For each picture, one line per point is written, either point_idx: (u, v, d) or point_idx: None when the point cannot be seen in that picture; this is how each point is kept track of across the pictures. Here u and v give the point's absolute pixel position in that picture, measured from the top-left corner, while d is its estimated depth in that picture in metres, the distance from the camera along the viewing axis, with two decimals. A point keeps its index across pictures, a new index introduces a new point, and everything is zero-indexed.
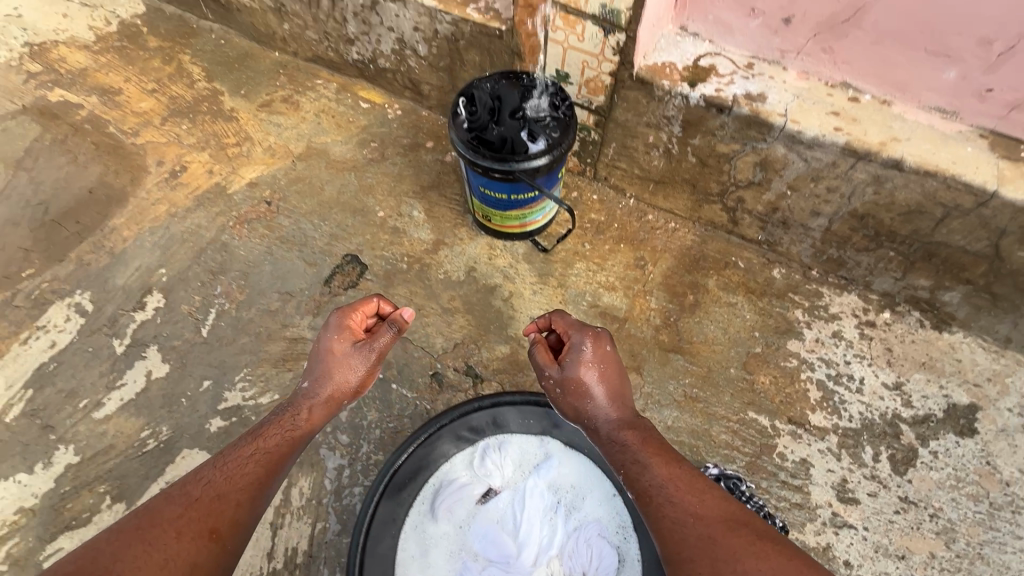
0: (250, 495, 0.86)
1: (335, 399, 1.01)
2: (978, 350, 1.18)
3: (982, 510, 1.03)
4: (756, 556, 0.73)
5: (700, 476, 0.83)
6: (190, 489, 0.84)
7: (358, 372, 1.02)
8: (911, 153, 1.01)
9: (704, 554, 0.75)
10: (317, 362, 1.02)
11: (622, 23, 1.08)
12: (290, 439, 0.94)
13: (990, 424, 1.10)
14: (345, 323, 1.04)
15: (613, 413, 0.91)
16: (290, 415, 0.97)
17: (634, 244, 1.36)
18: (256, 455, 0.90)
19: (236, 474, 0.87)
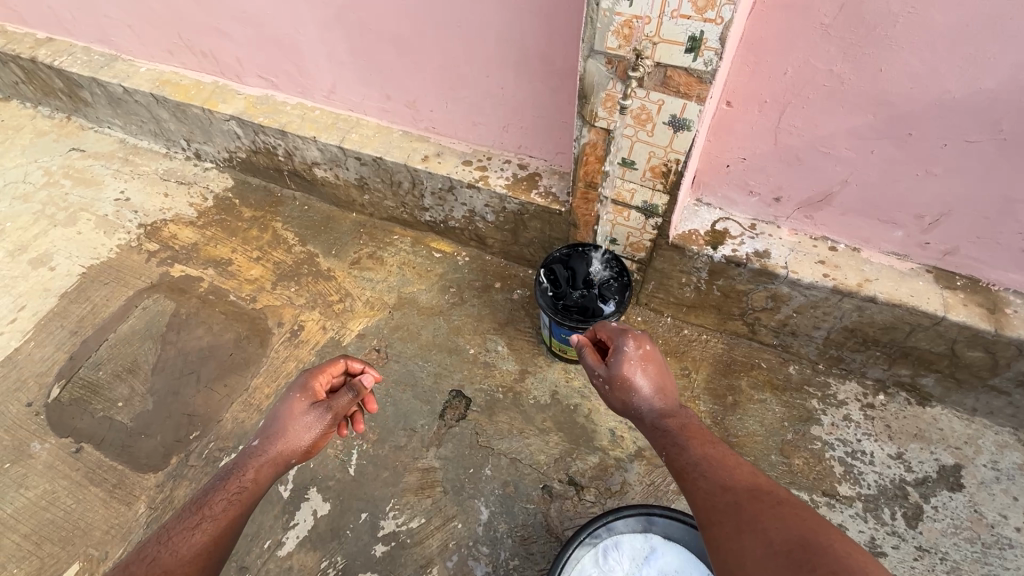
0: (196, 564, 1.00)
1: (288, 454, 1.23)
2: (953, 419, 1.54)
3: (977, 550, 1.36)
4: (775, 514, 0.89)
5: (731, 456, 1.06)
6: (134, 568, 0.97)
7: (309, 431, 1.26)
8: (881, 290, 1.40)
9: (731, 514, 0.92)
10: (276, 423, 1.26)
11: (659, 212, 1.47)
12: (238, 499, 1.10)
13: (973, 479, 1.45)
14: (309, 385, 1.32)
15: (654, 398, 1.22)
16: (237, 476, 1.14)
17: (677, 356, 1.72)
18: (201, 523, 1.05)
19: (183, 546, 1.01)
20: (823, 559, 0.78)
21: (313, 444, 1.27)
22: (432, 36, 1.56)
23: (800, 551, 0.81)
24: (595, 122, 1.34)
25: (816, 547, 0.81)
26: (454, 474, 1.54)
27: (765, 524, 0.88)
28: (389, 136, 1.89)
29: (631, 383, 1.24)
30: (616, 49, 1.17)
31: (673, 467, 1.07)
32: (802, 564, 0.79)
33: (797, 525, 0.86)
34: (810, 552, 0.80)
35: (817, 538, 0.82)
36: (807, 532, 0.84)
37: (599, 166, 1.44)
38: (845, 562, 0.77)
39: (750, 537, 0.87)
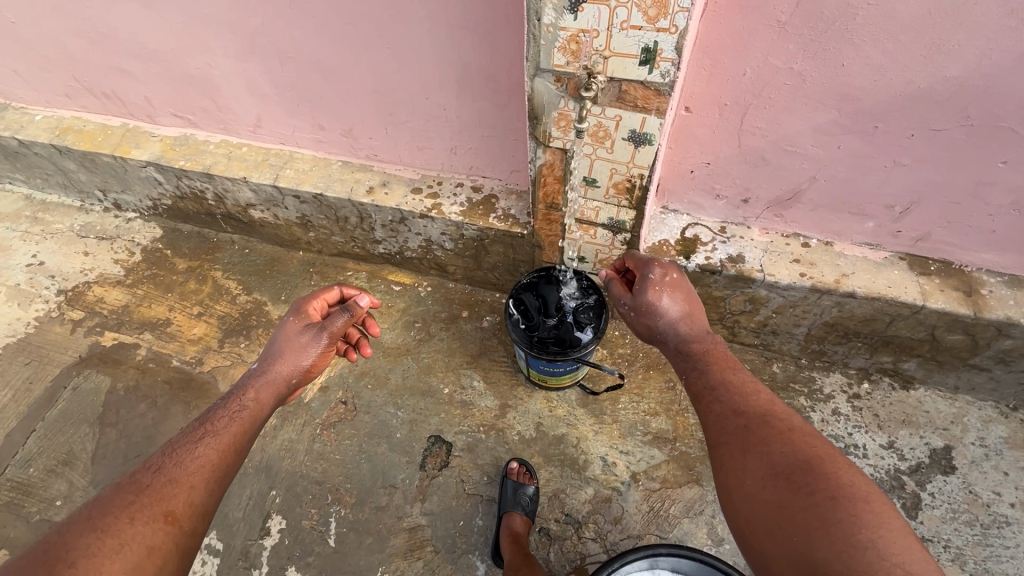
0: (201, 478, 1.03)
1: (285, 378, 1.28)
2: (937, 399, 1.54)
3: (977, 532, 1.36)
4: (784, 437, 0.93)
5: (751, 382, 1.08)
6: (141, 478, 1.00)
7: (307, 355, 1.32)
8: (860, 285, 1.36)
9: (741, 436, 0.97)
10: (274, 347, 1.32)
11: (627, 227, 1.38)
12: (239, 418, 1.15)
13: (963, 459, 1.45)
14: (303, 310, 1.38)
15: (680, 321, 1.23)
16: (237, 398, 1.19)
17: (660, 369, 1.66)
18: (205, 438, 1.09)
19: (186, 461, 1.04)
20: (825, 485, 0.84)
21: (311, 368, 1.33)
22: (361, 60, 1.42)
23: (802, 474, 0.87)
24: (549, 142, 1.23)
25: (819, 472, 0.86)
26: (443, 530, 1.43)
27: (772, 446, 0.93)
28: (328, 169, 1.74)
29: (657, 307, 1.24)
30: (564, 65, 1.06)
31: (690, 389, 1.11)
32: (803, 488, 0.85)
33: (806, 450, 0.90)
34: (811, 476, 0.86)
35: (821, 463, 0.88)
36: (814, 457, 0.89)
37: (558, 186, 1.34)
38: (843, 488, 0.83)
39: (754, 456, 0.93)
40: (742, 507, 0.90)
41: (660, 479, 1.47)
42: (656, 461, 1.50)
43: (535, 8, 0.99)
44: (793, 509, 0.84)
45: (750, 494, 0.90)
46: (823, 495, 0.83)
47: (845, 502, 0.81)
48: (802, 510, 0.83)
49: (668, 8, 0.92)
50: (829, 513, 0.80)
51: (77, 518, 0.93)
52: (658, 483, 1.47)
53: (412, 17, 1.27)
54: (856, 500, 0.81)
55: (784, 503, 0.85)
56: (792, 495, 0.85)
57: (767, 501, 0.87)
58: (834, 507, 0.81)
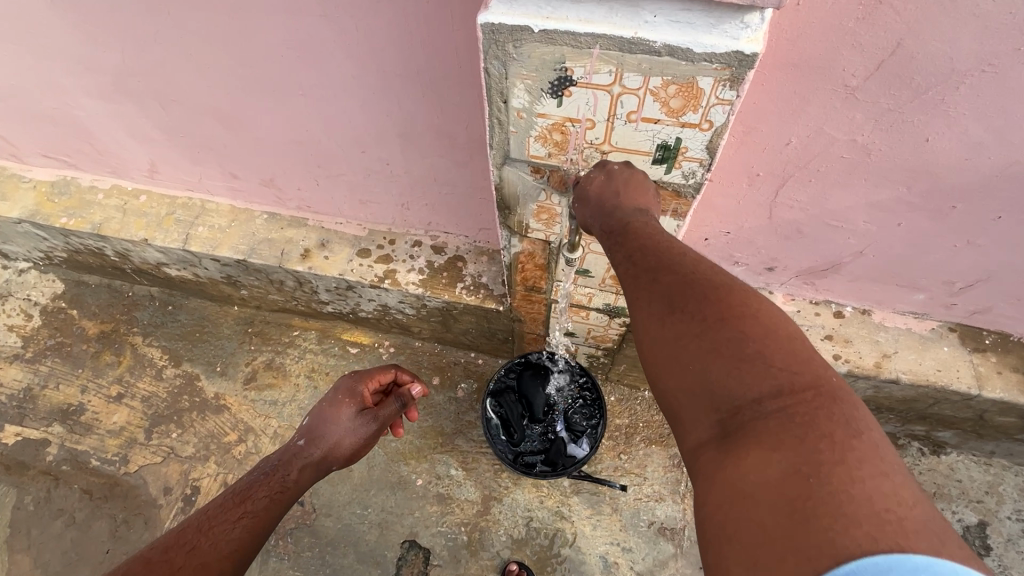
0: (233, 561, 0.81)
1: (325, 462, 1.05)
2: (971, 465, 1.38)
3: None
4: (767, 330, 0.52)
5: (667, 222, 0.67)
6: (172, 553, 0.78)
7: (355, 438, 1.10)
8: (903, 369, 1.14)
9: (688, 326, 0.55)
10: (318, 420, 1.09)
11: (627, 313, 1.11)
12: (280, 503, 0.94)
13: (999, 537, 1.31)
14: (358, 389, 1.13)
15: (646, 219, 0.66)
16: (280, 475, 0.98)
17: (663, 441, 1.45)
18: (245, 517, 0.88)
19: (223, 541, 0.82)
20: (861, 465, 0.44)
21: (353, 453, 1.11)
22: (269, 107, 1.06)
23: (816, 435, 0.46)
24: (527, 233, 0.93)
25: (852, 443, 0.45)
26: None
27: (749, 351, 0.51)
28: (252, 225, 1.39)
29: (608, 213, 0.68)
30: (544, 157, 0.75)
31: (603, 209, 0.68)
32: (824, 459, 0.44)
33: (815, 376, 0.50)
34: (841, 446, 0.45)
35: (855, 426, 0.47)
36: (826, 392, 0.49)
37: (541, 272, 1.05)
38: (891, 480, 0.44)
39: (722, 370, 0.52)
40: (722, 493, 0.48)
41: None
42: (663, 558, 1.33)
43: (500, 88, 0.67)
44: (804, 502, 0.43)
45: (734, 479, 0.47)
46: (854, 481, 0.43)
47: (891, 495, 0.43)
48: (822, 504, 0.42)
49: (700, 100, 0.61)
50: (869, 517, 0.41)
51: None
52: None
53: (330, 60, 0.91)
54: (915, 506, 0.43)
55: (793, 495, 0.44)
56: (807, 474, 0.44)
57: (758, 478, 0.46)
58: (878, 510, 0.41)
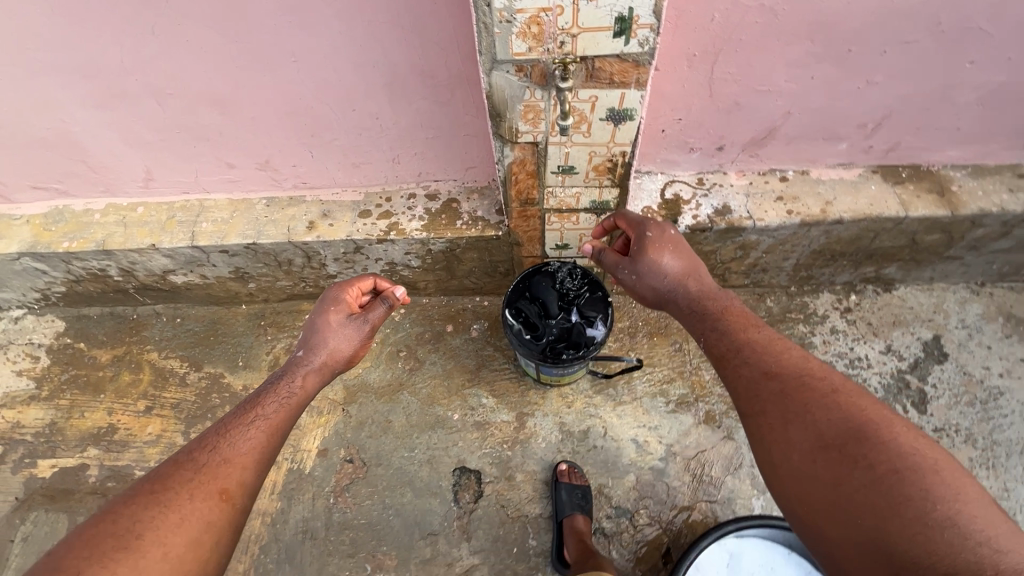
0: (252, 460, 0.97)
1: (328, 368, 1.16)
2: (916, 294, 1.62)
3: (978, 410, 1.46)
4: (883, 434, 0.80)
5: (778, 340, 1.02)
6: (197, 456, 0.93)
7: (352, 342, 1.19)
8: (845, 210, 1.35)
9: (830, 458, 0.80)
10: (316, 333, 1.18)
11: (611, 206, 1.28)
12: (291, 404, 1.07)
13: (951, 344, 1.55)
14: (341, 297, 1.22)
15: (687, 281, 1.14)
16: (288, 381, 1.10)
17: (663, 333, 1.62)
18: (256, 421, 1.01)
19: (241, 441, 0.97)
20: (956, 515, 0.69)
21: (353, 356, 1.21)
22: (263, 81, 1.17)
23: (923, 495, 0.72)
24: (517, 139, 1.08)
25: (950, 502, 0.71)
26: (498, 563, 1.36)
27: (877, 453, 0.77)
28: (253, 212, 1.48)
29: (658, 268, 1.14)
30: (525, 53, 0.90)
31: (712, 352, 1.04)
32: (928, 512, 0.70)
33: (921, 459, 0.76)
34: (939, 500, 0.71)
35: (953, 488, 0.72)
36: (930, 468, 0.74)
37: (532, 181, 1.20)
38: (975, 520, 0.69)
39: (857, 471, 0.77)
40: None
41: (693, 445, 1.47)
42: (686, 427, 1.49)
43: None
44: (931, 551, 0.67)
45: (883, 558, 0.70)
46: (954, 528, 0.68)
47: (976, 530, 0.68)
48: (940, 550, 0.67)
49: None
50: (969, 550, 0.66)
51: (141, 486, 0.89)
52: (692, 449, 1.46)
53: (320, 19, 1.04)
54: (994, 538, 0.67)
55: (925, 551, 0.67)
56: (925, 530, 0.69)
57: (895, 547, 0.69)
58: (973, 545, 0.67)
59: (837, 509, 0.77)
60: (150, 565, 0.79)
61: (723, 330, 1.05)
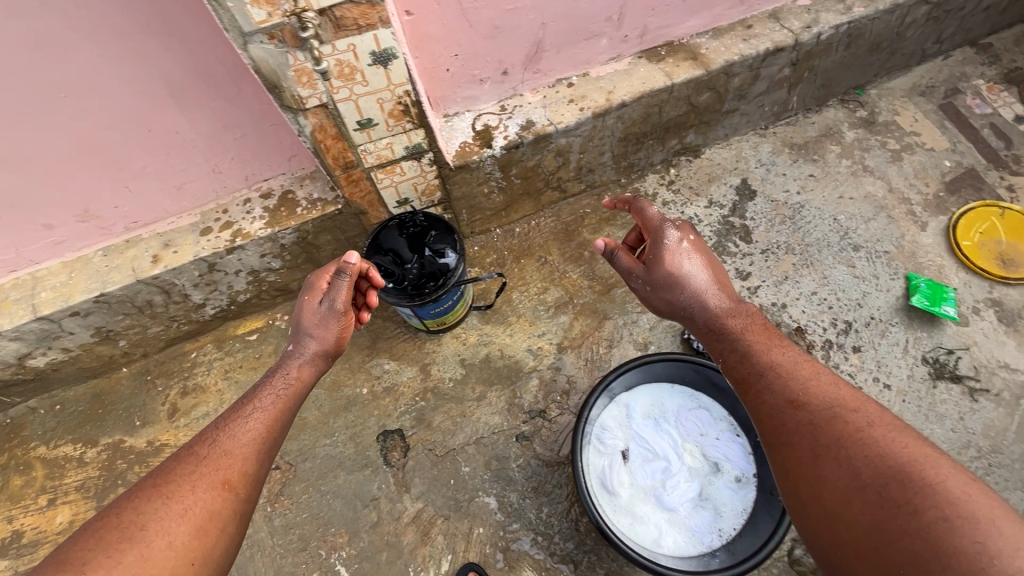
0: (255, 453, 1.00)
1: (319, 357, 1.16)
2: (720, 151, 1.87)
3: (789, 225, 1.73)
4: (924, 476, 0.77)
5: (806, 364, 1.03)
6: (198, 450, 0.96)
7: (337, 331, 1.18)
8: (624, 94, 1.55)
9: (860, 498, 0.81)
10: (300, 324, 1.18)
11: (425, 148, 1.40)
12: (289, 395, 1.09)
13: (757, 181, 1.81)
14: (317, 283, 1.19)
15: (707, 292, 1.16)
16: (282, 374, 1.12)
17: (528, 253, 1.77)
18: (252, 412, 1.03)
19: (240, 432, 1.00)
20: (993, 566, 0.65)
21: (340, 341, 1.19)
22: (42, 127, 1.18)
23: (955, 540, 0.69)
24: (305, 105, 1.17)
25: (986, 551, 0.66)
26: (440, 498, 1.44)
27: (912, 498, 0.76)
28: (92, 266, 1.46)
29: (675, 276, 1.17)
30: (267, 19, 0.98)
31: (735, 377, 1.07)
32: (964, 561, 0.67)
33: (961, 502, 0.72)
34: (974, 549, 0.67)
35: (995, 537, 0.67)
36: (967, 512, 0.71)
37: (342, 144, 1.29)
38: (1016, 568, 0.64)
39: (889, 519, 0.76)
40: None
41: (579, 335, 1.62)
42: (569, 323, 1.64)
43: None
44: None
45: None
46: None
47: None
48: None
49: None
50: None
51: (145, 482, 0.92)
52: (579, 339, 1.62)
53: (72, 48, 1.07)
54: None
55: None
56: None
57: None
58: None
59: (865, 551, 0.78)
60: (156, 552, 0.82)
61: (743, 356, 1.08)
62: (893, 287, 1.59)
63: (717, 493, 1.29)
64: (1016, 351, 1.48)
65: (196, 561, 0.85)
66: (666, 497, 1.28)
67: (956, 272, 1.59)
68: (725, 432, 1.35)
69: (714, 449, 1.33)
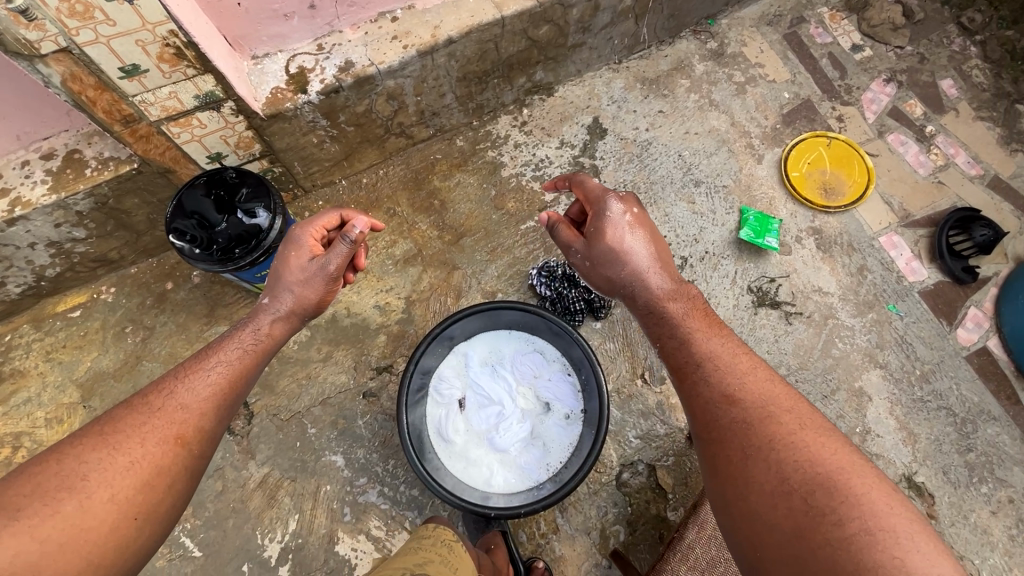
0: (212, 411, 0.91)
1: (294, 317, 1.08)
2: (573, 88, 1.82)
3: (637, 163, 1.73)
4: (857, 492, 0.74)
5: (744, 354, 0.98)
6: (152, 399, 0.88)
7: (319, 290, 1.09)
8: (451, 29, 1.44)
9: (786, 505, 0.76)
10: (280, 279, 1.08)
11: (221, 95, 1.25)
12: (254, 352, 1.01)
13: (608, 119, 1.78)
14: (304, 240, 1.10)
15: (647, 272, 1.11)
16: (253, 330, 1.04)
17: (376, 204, 1.68)
18: (215, 366, 0.96)
19: (198, 386, 0.92)
20: None
21: (322, 301, 1.11)
22: None
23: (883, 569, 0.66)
24: (40, 52, 1.01)
25: None
26: (287, 462, 1.43)
27: (842, 514, 0.72)
28: None
29: (615, 257, 1.12)
30: None
31: (669, 361, 1.02)
32: None
33: (894, 529, 0.69)
34: None
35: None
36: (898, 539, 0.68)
37: (110, 95, 1.14)
38: None
39: (815, 533, 0.72)
40: None
41: (428, 288, 1.60)
42: (417, 276, 1.61)
43: None
44: None
45: None
46: None
47: None
48: None
49: None
50: None
51: (91, 428, 0.83)
52: (428, 291, 1.59)
53: None
54: None
55: None
56: None
57: None
58: None
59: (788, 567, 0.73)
60: (95, 506, 0.74)
61: (682, 347, 1.01)
62: (728, 221, 1.65)
63: (547, 431, 1.35)
64: (829, 275, 1.59)
65: (140, 517, 0.78)
66: (497, 439, 1.33)
67: (784, 203, 1.66)
68: (556, 372, 1.39)
69: (545, 390, 1.38)
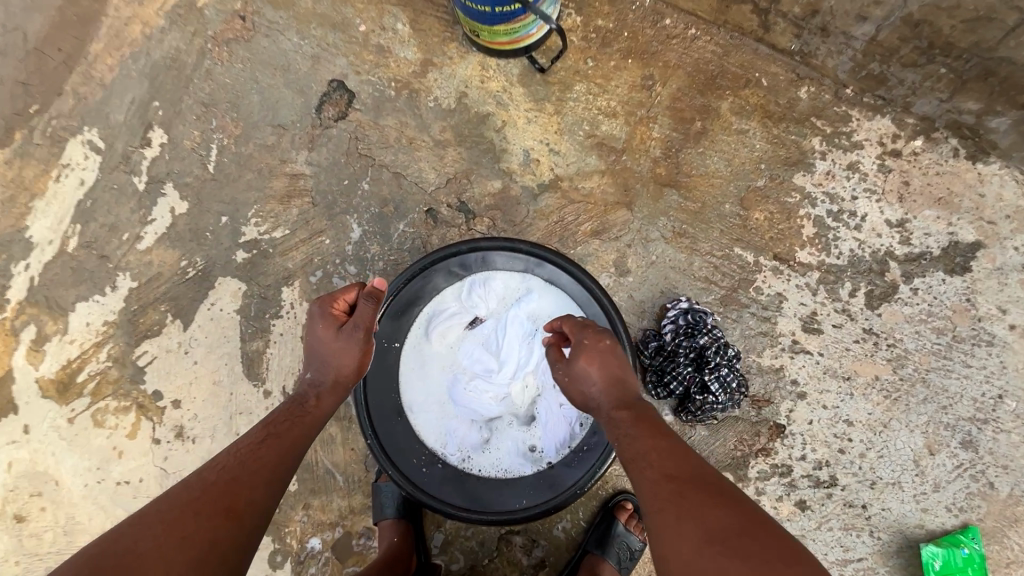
0: (267, 478, 0.80)
1: (340, 386, 0.92)
2: (1007, 183, 1.09)
3: (942, 341, 1.08)
4: None
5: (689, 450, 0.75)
6: (205, 473, 0.78)
7: (355, 354, 0.92)
8: None
9: None
10: (312, 358, 0.93)
11: None
12: (305, 421, 0.89)
13: (986, 263, 1.08)
14: (324, 310, 0.93)
15: (621, 383, 0.84)
16: (300, 402, 0.91)
17: (644, 58, 1.18)
18: (269, 435, 0.85)
19: (251, 458, 0.81)
20: None
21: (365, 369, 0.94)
22: None
23: None
24: None
25: None
26: (326, 184, 1.26)
27: None
28: None
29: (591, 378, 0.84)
30: None
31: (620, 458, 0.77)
32: None
33: None
34: None
35: None
36: None
37: None
38: None
39: None
40: None
41: (584, 193, 1.18)
42: (588, 171, 1.19)
43: None
44: None
45: None
46: None
47: None
48: None
49: None
50: None
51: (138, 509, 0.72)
52: (581, 196, 1.19)
53: None
54: None
55: None
56: None
57: None
58: None
59: None
60: None
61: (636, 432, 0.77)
62: (930, 512, 1.06)
63: (502, 435, 1.04)
64: None
65: None
66: (457, 387, 1.05)
67: None
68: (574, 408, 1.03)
69: (544, 405, 1.04)
